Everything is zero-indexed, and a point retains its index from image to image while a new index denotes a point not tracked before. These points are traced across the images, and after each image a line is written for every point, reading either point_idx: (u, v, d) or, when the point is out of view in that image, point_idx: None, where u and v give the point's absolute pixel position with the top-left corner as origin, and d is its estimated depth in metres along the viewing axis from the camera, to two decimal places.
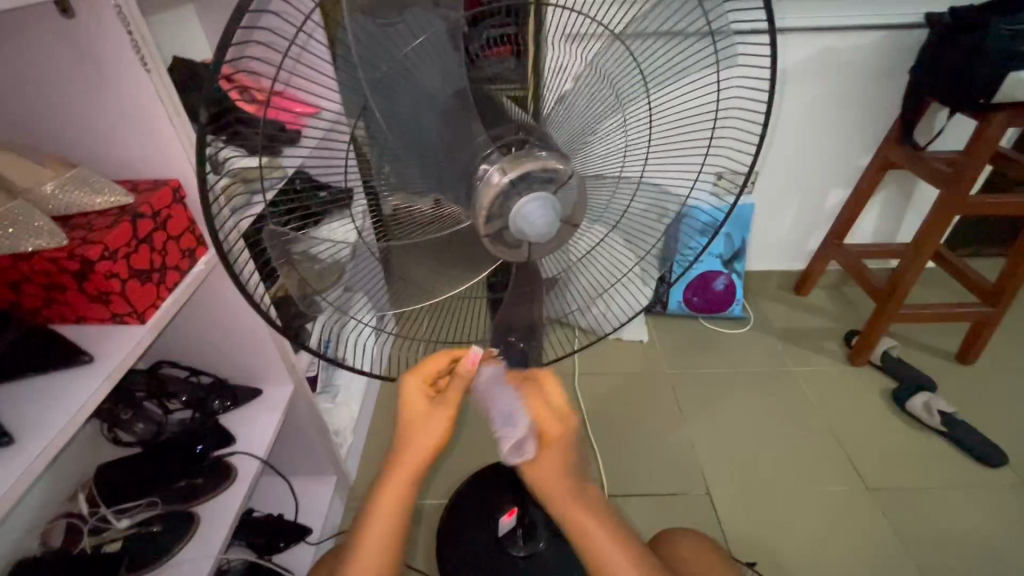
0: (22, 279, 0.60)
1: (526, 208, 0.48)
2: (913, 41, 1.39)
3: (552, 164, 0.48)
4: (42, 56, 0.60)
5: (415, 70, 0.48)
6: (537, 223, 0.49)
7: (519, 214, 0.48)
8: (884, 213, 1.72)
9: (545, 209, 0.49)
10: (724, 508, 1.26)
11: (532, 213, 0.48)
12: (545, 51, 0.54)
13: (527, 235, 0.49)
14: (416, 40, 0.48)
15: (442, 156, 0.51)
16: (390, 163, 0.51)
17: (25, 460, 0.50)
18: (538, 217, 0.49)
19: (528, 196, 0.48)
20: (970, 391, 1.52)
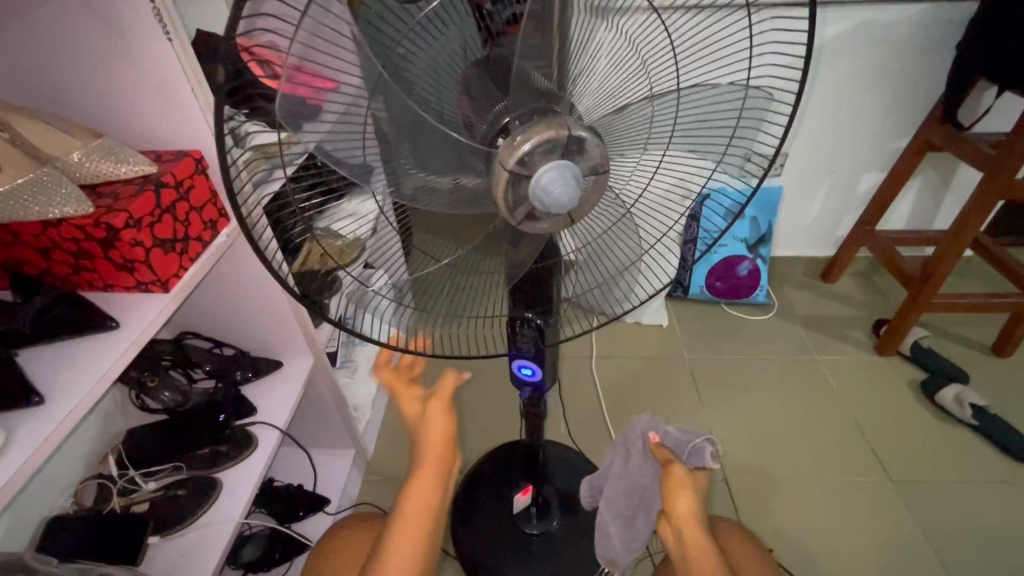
0: (51, 246, 0.61)
1: (549, 172, 0.48)
2: (961, 15, 1.31)
3: (563, 132, 0.48)
4: (65, 24, 0.61)
5: (430, 40, 0.47)
6: (556, 190, 0.48)
7: (543, 175, 0.48)
8: (920, 198, 1.65)
9: (570, 180, 0.48)
10: (741, 495, 1.25)
11: (554, 178, 0.48)
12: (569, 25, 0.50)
13: (538, 198, 0.49)
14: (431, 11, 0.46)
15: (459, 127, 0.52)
16: (410, 142, 0.49)
17: (55, 419, 0.52)
18: (557, 187, 0.48)
19: (557, 162, 0.48)
20: (1004, 385, 1.47)
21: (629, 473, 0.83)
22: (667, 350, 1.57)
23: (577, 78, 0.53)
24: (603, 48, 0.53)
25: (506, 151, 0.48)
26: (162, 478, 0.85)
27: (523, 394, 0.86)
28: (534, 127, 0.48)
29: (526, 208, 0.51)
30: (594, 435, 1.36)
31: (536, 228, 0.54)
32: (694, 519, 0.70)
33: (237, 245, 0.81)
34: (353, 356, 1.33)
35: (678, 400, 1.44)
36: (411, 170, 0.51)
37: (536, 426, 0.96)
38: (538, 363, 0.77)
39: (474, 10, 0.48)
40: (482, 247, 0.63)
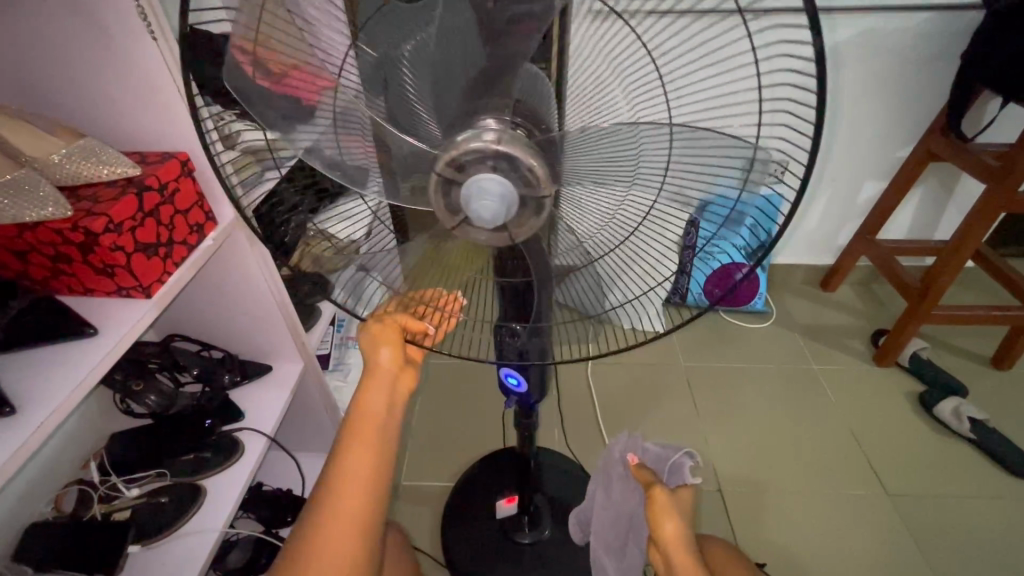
0: (29, 249, 0.59)
1: (478, 183, 0.47)
2: (966, 24, 1.30)
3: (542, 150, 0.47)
4: (48, 22, 0.59)
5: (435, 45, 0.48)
6: (481, 203, 0.47)
7: (472, 185, 0.47)
8: (921, 208, 1.63)
9: (497, 196, 0.46)
10: (736, 506, 1.24)
11: (482, 190, 0.46)
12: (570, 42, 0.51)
13: (466, 208, 0.48)
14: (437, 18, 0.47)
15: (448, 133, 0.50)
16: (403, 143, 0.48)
17: (25, 430, 0.50)
18: (488, 200, 0.47)
19: (490, 173, 0.47)
20: (1003, 398, 1.45)
21: (613, 503, 0.93)
22: (664, 357, 1.55)
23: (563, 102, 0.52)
24: (586, 75, 0.52)
25: (440, 154, 0.48)
26: (145, 484, 0.84)
27: (513, 403, 0.84)
28: (511, 137, 0.47)
29: (465, 213, 0.50)
30: (588, 442, 1.35)
31: (471, 234, 0.52)
32: (681, 543, 0.68)
33: (224, 247, 0.79)
34: (346, 359, 1.31)
35: (674, 408, 1.43)
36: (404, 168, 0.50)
37: (528, 435, 0.94)
38: (524, 373, 0.76)
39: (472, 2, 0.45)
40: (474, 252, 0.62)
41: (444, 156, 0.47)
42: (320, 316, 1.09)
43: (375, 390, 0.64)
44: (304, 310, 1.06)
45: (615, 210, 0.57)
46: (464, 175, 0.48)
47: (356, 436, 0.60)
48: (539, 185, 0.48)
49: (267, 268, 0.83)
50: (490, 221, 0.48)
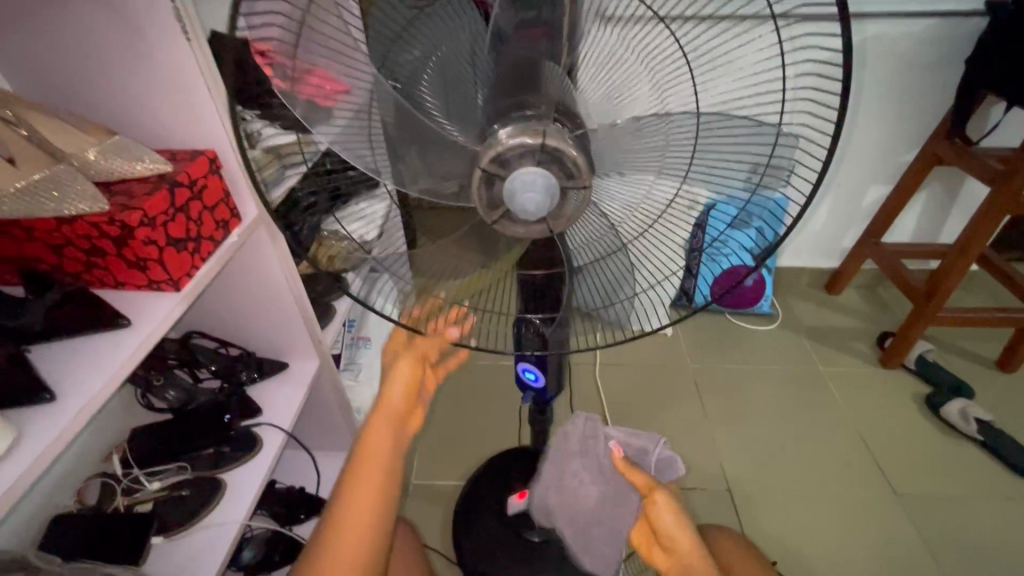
0: (65, 243, 0.61)
1: (523, 175, 0.48)
2: (970, 31, 1.32)
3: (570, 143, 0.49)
4: (84, 23, 0.61)
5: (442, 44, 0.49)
6: (526, 195, 0.48)
7: (517, 178, 0.48)
8: (926, 211, 1.65)
9: (541, 187, 0.48)
10: (745, 505, 1.25)
11: (527, 182, 0.48)
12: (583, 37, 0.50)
13: (507, 201, 0.50)
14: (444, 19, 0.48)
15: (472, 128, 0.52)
16: (417, 148, 0.51)
17: (65, 417, 0.52)
18: (530, 197, 0.48)
19: (535, 166, 0.49)
20: (1009, 399, 1.46)
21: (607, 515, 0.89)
22: (672, 359, 1.56)
23: (588, 100, 0.52)
24: (614, 70, 0.52)
25: (483, 150, 0.50)
26: (167, 477, 0.85)
27: (528, 398, 0.85)
28: (534, 130, 0.49)
29: (504, 208, 0.52)
30: None
31: (513, 230, 0.54)
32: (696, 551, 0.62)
33: (247, 245, 0.81)
34: (357, 359, 1.33)
35: (682, 409, 1.44)
36: (418, 171, 0.53)
37: (541, 432, 0.96)
38: (542, 368, 0.77)
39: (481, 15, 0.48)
40: (495, 247, 0.63)
41: (488, 152, 0.49)
42: (335, 314, 1.11)
43: (380, 426, 0.62)
44: (320, 308, 1.07)
45: (640, 202, 0.60)
46: (508, 170, 0.50)
47: (364, 462, 0.59)
48: (580, 176, 0.50)
49: (286, 263, 0.84)
50: (537, 214, 0.50)
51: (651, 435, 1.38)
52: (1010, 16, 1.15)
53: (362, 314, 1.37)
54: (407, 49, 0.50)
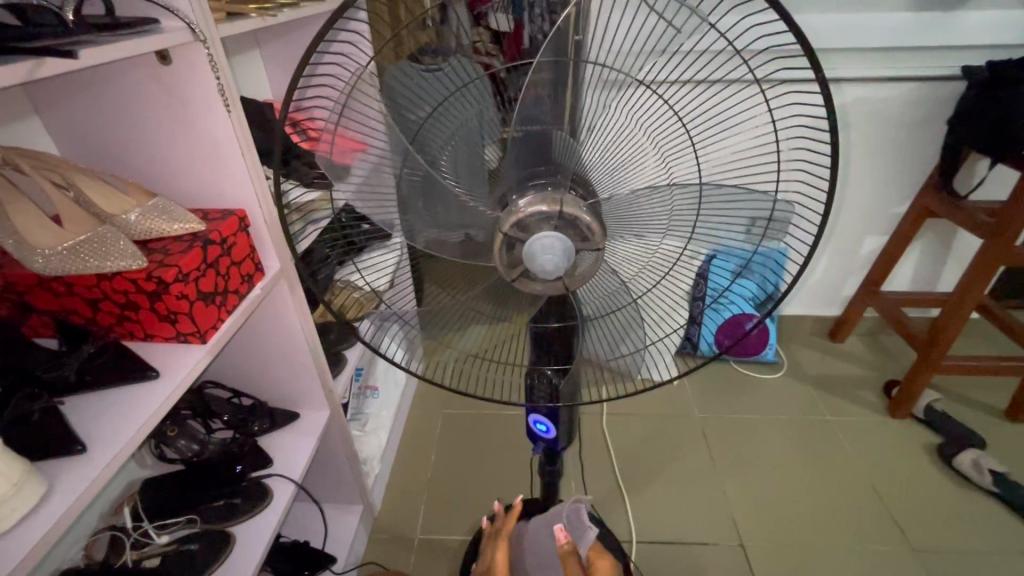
0: (100, 297, 0.64)
1: (543, 239, 0.52)
2: (950, 92, 1.40)
3: (579, 210, 0.53)
4: (137, 96, 0.67)
5: (458, 108, 0.52)
6: (545, 256, 0.52)
7: (535, 242, 0.52)
8: (922, 261, 1.69)
9: (559, 251, 0.52)
10: (759, 560, 1.21)
11: (546, 246, 0.52)
12: (590, 115, 0.53)
13: (527, 261, 0.53)
14: (457, 89, 0.52)
15: (483, 178, 0.56)
16: (424, 202, 0.56)
17: (91, 469, 0.53)
18: (547, 256, 0.52)
19: (552, 232, 0.53)
20: (1021, 449, 1.44)
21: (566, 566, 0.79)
22: (678, 408, 1.56)
23: (596, 168, 0.56)
24: (621, 142, 0.56)
25: (505, 216, 0.54)
26: (176, 531, 0.84)
27: (539, 450, 0.85)
28: (549, 196, 0.54)
29: (522, 268, 0.56)
30: (606, 496, 1.34)
31: (529, 286, 0.58)
32: None
33: (268, 298, 0.84)
34: (365, 409, 1.33)
35: (690, 459, 1.42)
36: (425, 224, 0.58)
37: (552, 483, 0.95)
38: (553, 420, 0.77)
39: (495, 88, 0.52)
40: (510, 301, 0.66)
41: (509, 218, 0.54)
42: (346, 364, 1.12)
43: None
44: (332, 358, 1.09)
45: (649, 260, 0.63)
46: (527, 235, 0.54)
47: None
48: (593, 239, 0.54)
49: (304, 315, 0.87)
50: (554, 272, 0.53)
51: (660, 488, 1.36)
52: (987, 80, 1.23)
53: (371, 363, 1.38)
54: (431, 123, 0.53)
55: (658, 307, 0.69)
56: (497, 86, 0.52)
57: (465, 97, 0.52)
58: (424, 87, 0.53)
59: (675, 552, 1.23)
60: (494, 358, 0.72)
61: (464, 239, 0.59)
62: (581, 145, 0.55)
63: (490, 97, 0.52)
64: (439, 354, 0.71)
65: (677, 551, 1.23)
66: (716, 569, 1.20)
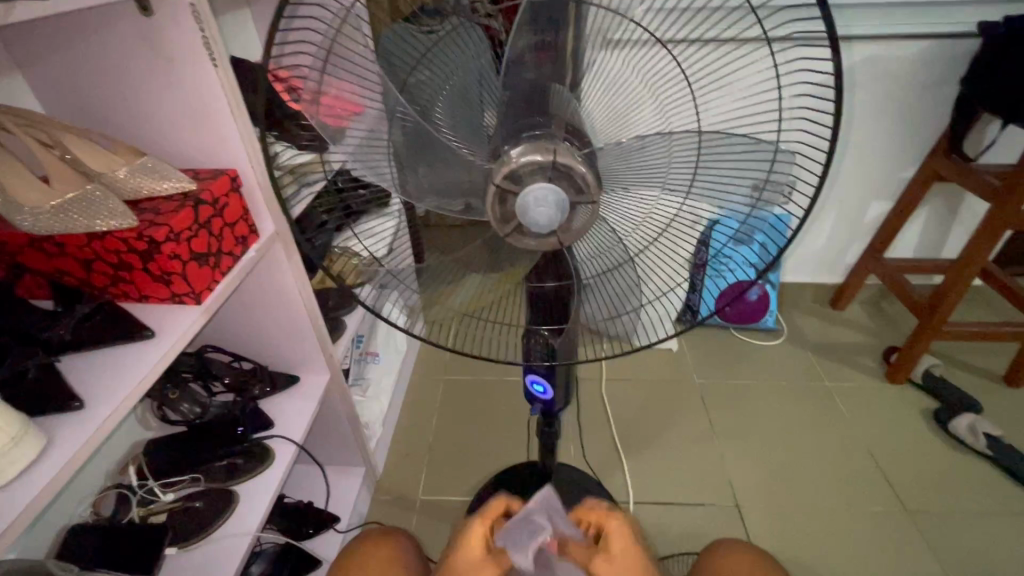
0: (93, 257, 0.64)
1: (536, 191, 0.51)
2: (963, 51, 1.36)
3: (573, 163, 0.52)
4: (120, 50, 0.65)
5: (457, 65, 0.53)
6: (538, 210, 0.52)
7: (528, 195, 0.52)
8: (928, 227, 1.67)
9: (552, 203, 0.51)
10: (753, 520, 1.24)
11: (539, 198, 0.51)
12: (587, 65, 0.52)
13: (520, 214, 0.53)
14: (457, 47, 0.52)
15: (482, 131, 0.55)
16: (424, 163, 0.55)
17: (90, 426, 0.54)
18: (544, 210, 0.52)
19: (546, 183, 0.52)
20: (1017, 414, 1.46)
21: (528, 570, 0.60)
22: (677, 374, 1.57)
23: (593, 120, 0.55)
24: (620, 93, 0.54)
25: (496, 167, 0.53)
26: (181, 489, 0.87)
27: (536, 411, 0.86)
28: (541, 144, 0.52)
29: (515, 223, 0.55)
30: (604, 459, 1.36)
31: (523, 242, 0.58)
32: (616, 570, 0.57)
33: (263, 261, 0.83)
34: (366, 374, 1.34)
35: (688, 423, 1.44)
36: (425, 188, 0.57)
37: (550, 445, 0.96)
38: (551, 380, 0.78)
39: (491, 43, 0.52)
40: (504, 259, 0.65)
41: (502, 169, 0.52)
42: (345, 329, 1.12)
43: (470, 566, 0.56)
44: (331, 323, 1.09)
45: (646, 217, 0.62)
46: (520, 187, 0.53)
47: None
48: (589, 192, 0.53)
49: (300, 277, 0.87)
50: (547, 226, 0.53)
51: (656, 451, 1.38)
52: (1003, 36, 1.19)
53: (371, 330, 1.38)
54: (421, 75, 0.53)
55: (655, 269, 0.69)
56: (492, 43, 0.52)
57: (464, 52, 0.52)
58: (422, 46, 0.52)
59: (670, 513, 1.25)
60: (493, 320, 0.72)
61: (466, 208, 0.58)
62: (579, 97, 0.54)
63: (485, 49, 0.52)
64: (439, 317, 0.71)
65: (674, 511, 1.26)
66: (710, 529, 1.23)
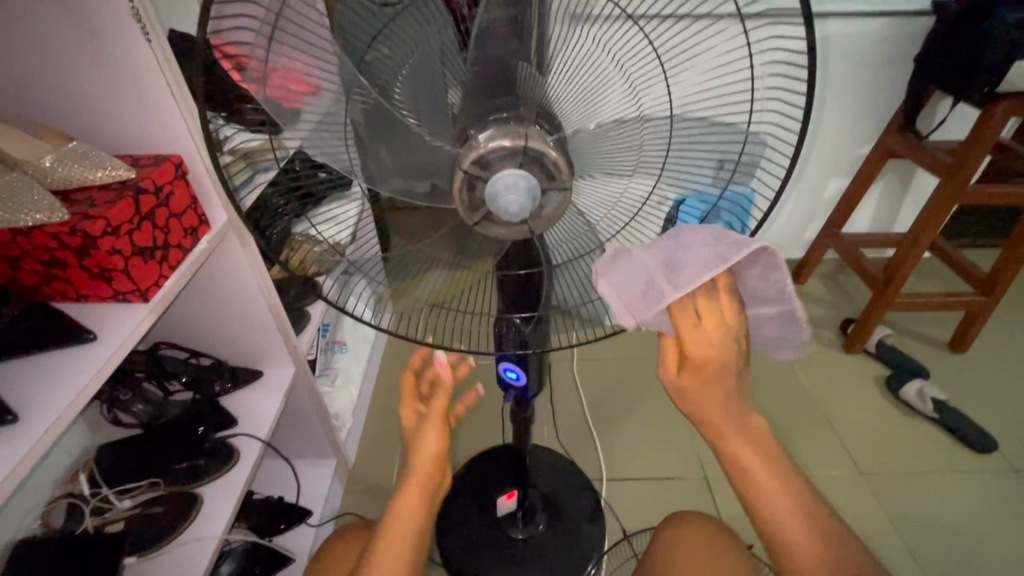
0: (21, 254, 0.59)
1: (505, 178, 0.49)
2: (918, 28, 1.38)
3: (539, 145, 0.50)
4: (36, 22, 0.58)
5: (413, 39, 0.49)
6: (509, 197, 0.49)
7: (499, 181, 0.50)
8: (882, 202, 1.72)
9: (524, 190, 0.50)
10: (720, 492, 1.28)
11: (510, 184, 0.49)
12: (551, 39, 0.49)
13: (490, 203, 0.51)
14: (414, 15, 0.48)
15: (448, 111, 0.52)
16: (385, 144, 0.53)
17: (28, 440, 0.50)
18: (512, 198, 0.49)
19: (517, 170, 0.50)
20: (961, 378, 1.55)
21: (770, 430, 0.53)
22: (646, 351, 1.59)
23: (563, 102, 0.53)
24: (588, 72, 0.52)
25: (464, 152, 0.51)
26: (139, 495, 0.83)
27: (510, 397, 0.85)
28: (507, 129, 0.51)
29: (485, 211, 0.53)
30: (578, 439, 1.38)
31: (493, 230, 0.56)
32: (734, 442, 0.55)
33: (217, 252, 0.78)
34: (333, 364, 1.31)
35: (657, 400, 1.47)
36: (388, 168, 0.54)
37: (524, 429, 0.96)
38: (523, 367, 0.77)
39: (452, 16, 0.49)
40: (473, 246, 0.63)
41: (469, 155, 0.50)
42: (309, 320, 1.08)
43: (416, 491, 0.65)
44: (295, 314, 1.05)
45: (618, 202, 0.61)
46: (487, 173, 0.50)
47: None
48: (560, 176, 0.51)
49: (258, 269, 0.82)
50: (518, 216, 0.51)
51: (628, 430, 1.40)
52: (956, 15, 1.21)
53: (336, 319, 1.34)
54: (380, 49, 0.49)
55: None
56: (455, 20, 0.49)
57: (418, 23, 0.48)
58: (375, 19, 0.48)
59: (642, 488, 1.29)
60: (462, 308, 0.70)
61: (431, 190, 0.55)
62: (546, 77, 0.51)
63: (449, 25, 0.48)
64: (407, 306, 0.69)
65: (645, 487, 1.29)
66: (680, 502, 1.26)
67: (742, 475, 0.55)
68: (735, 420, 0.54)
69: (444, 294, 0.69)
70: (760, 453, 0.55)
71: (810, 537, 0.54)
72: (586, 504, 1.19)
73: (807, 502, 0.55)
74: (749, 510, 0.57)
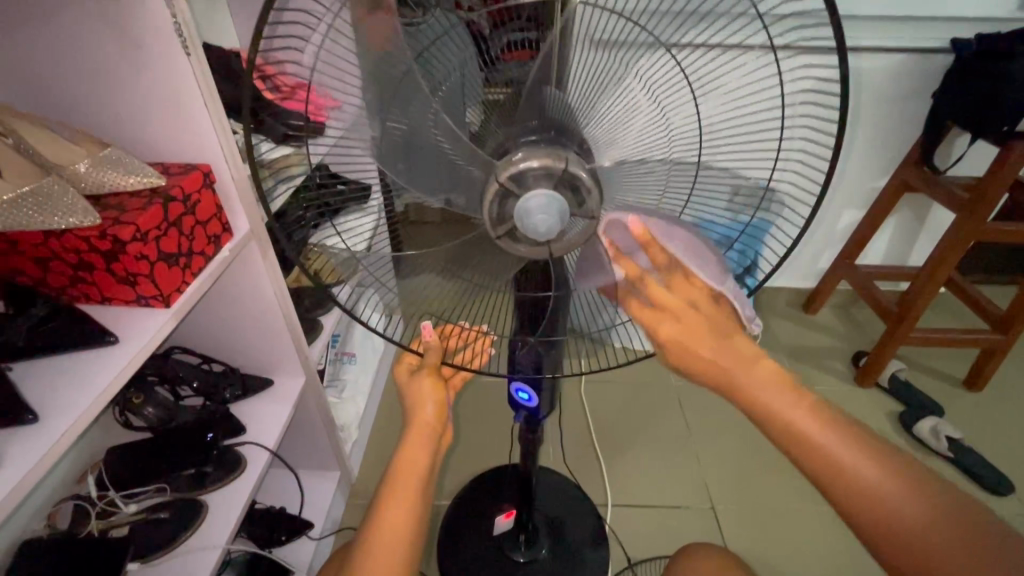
0: (50, 255, 0.60)
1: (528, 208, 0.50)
2: (937, 65, 1.39)
3: (563, 163, 0.50)
4: (82, 35, 0.60)
5: (433, 56, 0.49)
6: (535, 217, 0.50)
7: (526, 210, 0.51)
8: (897, 235, 1.72)
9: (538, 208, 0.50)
10: (727, 523, 1.26)
11: (531, 209, 0.50)
12: (579, 63, 0.50)
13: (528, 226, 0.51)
14: (438, 38, 0.48)
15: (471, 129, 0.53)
16: (404, 160, 0.54)
17: (48, 440, 0.51)
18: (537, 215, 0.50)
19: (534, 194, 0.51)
20: (977, 417, 1.52)
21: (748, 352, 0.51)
22: (658, 375, 1.58)
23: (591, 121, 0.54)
24: (617, 95, 0.53)
25: (495, 168, 0.51)
26: (144, 500, 0.83)
27: (520, 417, 0.84)
28: (533, 150, 0.51)
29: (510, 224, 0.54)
30: (583, 461, 1.36)
31: (517, 249, 0.56)
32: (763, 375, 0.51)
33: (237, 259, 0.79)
34: (341, 375, 1.31)
35: (667, 426, 1.45)
36: (405, 183, 0.55)
37: (532, 450, 0.94)
38: (536, 389, 0.76)
39: (475, 40, 0.49)
40: (490, 266, 0.63)
41: (503, 173, 0.51)
42: (321, 330, 1.08)
43: (418, 445, 0.69)
44: (308, 324, 1.05)
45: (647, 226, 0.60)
46: (511, 195, 0.51)
47: None
48: (587, 196, 0.52)
49: (276, 279, 0.82)
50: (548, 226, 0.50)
51: (635, 456, 1.38)
52: (975, 53, 1.21)
53: (348, 330, 1.34)
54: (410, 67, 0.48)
55: None
56: (477, 39, 0.49)
57: (444, 48, 0.49)
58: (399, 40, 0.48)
59: (647, 516, 1.26)
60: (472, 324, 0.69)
61: (445, 205, 0.56)
62: (572, 99, 0.52)
63: (474, 51, 0.49)
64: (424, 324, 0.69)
65: (650, 515, 1.27)
66: (686, 533, 1.24)
67: (797, 441, 0.50)
68: (755, 370, 0.51)
69: (457, 311, 0.67)
70: (809, 410, 0.51)
71: (874, 468, 0.49)
72: (589, 530, 1.17)
73: (878, 451, 0.50)
74: (817, 482, 0.51)
